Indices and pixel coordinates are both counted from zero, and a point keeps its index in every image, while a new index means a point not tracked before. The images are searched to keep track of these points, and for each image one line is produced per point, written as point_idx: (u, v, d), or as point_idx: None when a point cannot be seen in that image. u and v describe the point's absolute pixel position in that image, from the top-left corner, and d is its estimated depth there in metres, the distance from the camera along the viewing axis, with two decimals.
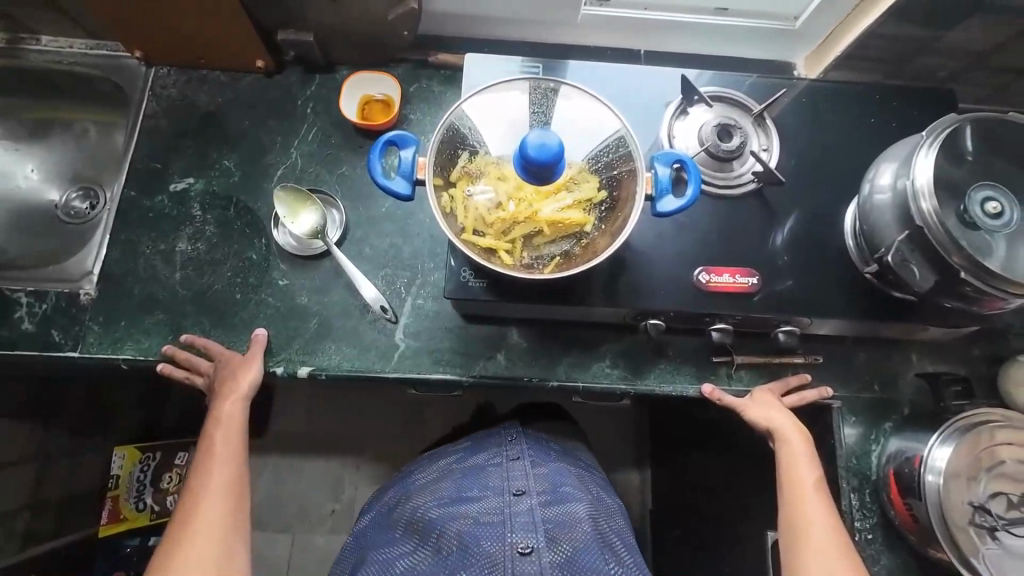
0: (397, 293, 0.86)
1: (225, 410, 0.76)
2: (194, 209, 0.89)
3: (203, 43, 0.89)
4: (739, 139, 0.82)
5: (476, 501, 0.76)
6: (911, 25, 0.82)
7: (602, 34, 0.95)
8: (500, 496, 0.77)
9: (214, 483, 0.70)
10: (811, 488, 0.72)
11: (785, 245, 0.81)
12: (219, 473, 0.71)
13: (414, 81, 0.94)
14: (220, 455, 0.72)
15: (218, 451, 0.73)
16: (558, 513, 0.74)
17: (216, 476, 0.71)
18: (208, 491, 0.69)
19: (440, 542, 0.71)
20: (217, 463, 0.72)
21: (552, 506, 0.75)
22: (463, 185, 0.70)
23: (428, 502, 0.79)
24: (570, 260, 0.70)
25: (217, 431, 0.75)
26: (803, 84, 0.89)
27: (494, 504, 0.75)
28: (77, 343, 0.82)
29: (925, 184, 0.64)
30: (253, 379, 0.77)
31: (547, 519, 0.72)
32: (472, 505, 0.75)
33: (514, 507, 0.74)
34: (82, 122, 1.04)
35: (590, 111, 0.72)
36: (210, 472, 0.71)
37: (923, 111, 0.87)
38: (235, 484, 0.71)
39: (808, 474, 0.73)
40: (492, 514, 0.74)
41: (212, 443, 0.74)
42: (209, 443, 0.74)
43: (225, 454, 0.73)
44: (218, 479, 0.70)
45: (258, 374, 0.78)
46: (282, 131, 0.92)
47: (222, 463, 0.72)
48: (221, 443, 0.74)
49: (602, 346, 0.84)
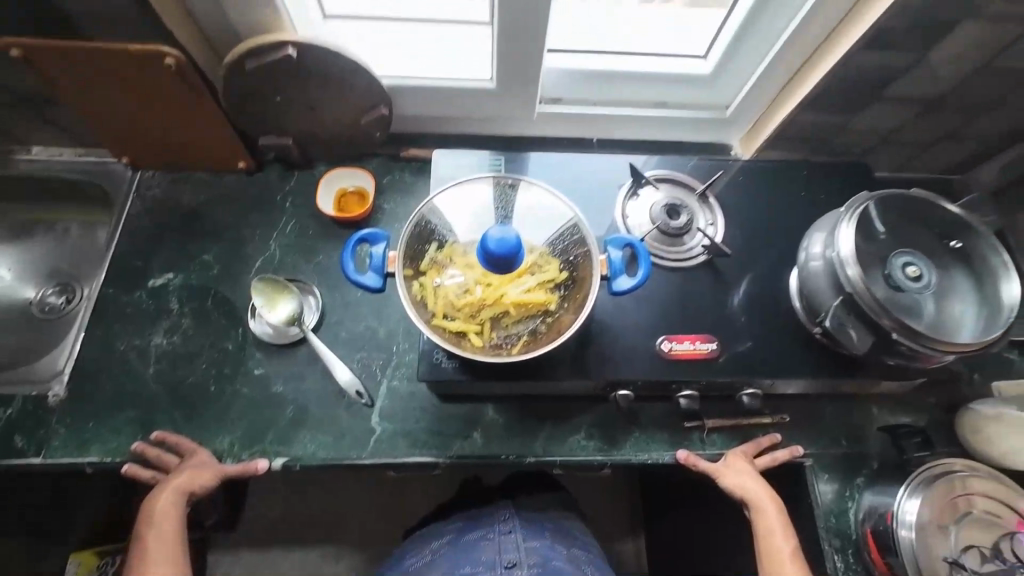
0: (373, 376, 0.87)
1: (157, 508, 0.74)
2: (171, 302, 0.91)
3: (188, 149, 0.96)
4: (687, 217, 0.90)
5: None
6: (823, 112, 0.95)
7: (556, 126, 1.06)
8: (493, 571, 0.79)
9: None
10: (789, 561, 0.73)
11: (740, 311, 0.86)
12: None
13: (387, 173, 1.02)
14: (155, 560, 0.71)
15: (151, 555, 0.72)
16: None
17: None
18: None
19: None
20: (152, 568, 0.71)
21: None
22: (433, 274, 0.74)
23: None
24: (537, 338, 0.73)
25: (148, 532, 0.73)
26: (739, 164, 0.99)
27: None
28: (41, 447, 0.80)
29: (847, 254, 0.71)
30: (213, 479, 0.77)
31: None
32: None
33: None
34: (65, 222, 1.08)
35: (547, 201, 0.79)
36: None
37: (846, 183, 0.98)
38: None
39: (784, 544, 0.74)
40: None
41: (145, 548, 0.72)
42: (140, 545, 0.73)
43: (160, 557, 0.72)
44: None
45: (219, 473, 0.77)
46: (262, 225, 0.97)
47: (161, 565, 0.71)
48: (153, 546, 0.72)
49: (576, 417, 0.86)
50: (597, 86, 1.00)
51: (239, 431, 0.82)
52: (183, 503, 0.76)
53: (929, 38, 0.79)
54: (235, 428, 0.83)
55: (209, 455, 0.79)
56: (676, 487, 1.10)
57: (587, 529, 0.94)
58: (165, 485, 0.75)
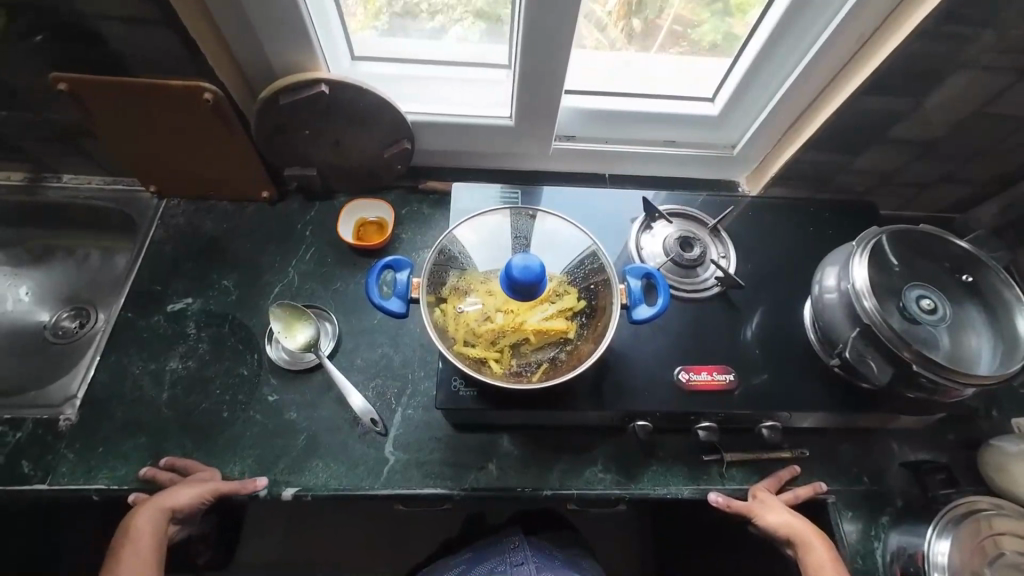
0: (387, 404, 0.87)
1: (137, 522, 0.72)
2: (189, 327, 0.92)
3: (214, 178, 0.99)
4: (700, 249, 0.93)
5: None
6: (828, 152, 0.98)
7: (569, 162, 1.10)
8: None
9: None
10: None
11: (754, 342, 0.87)
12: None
13: (405, 205, 1.05)
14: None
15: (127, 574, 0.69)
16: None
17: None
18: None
19: None
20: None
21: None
22: (454, 301, 0.75)
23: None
24: (557, 366, 0.74)
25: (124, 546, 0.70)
26: (747, 200, 1.02)
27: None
28: (47, 473, 0.78)
29: (863, 286, 0.72)
30: (192, 493, 0.74)
31: None
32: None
33: None
34: (87, 248, 1.10)
35: (565, 232, 0.81)
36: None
37: (852, 220, 1.01)
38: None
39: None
40: None
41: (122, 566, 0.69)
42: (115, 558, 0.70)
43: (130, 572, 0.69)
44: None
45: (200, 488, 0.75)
46: (282, 253, 0.99)
47: None
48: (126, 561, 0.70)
49: (593, 449, 0.84)
50: (609, 125, 1.04)
51: (250, 459, 0.81)
52: (164, 520, 0.73)
53: (929, 85, 0.83)
54: (246, 456, 0.81)
55: (211, 473, 0.78)
56: (693, 529, 1.06)
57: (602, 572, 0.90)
58: (154, 497, 0.74)
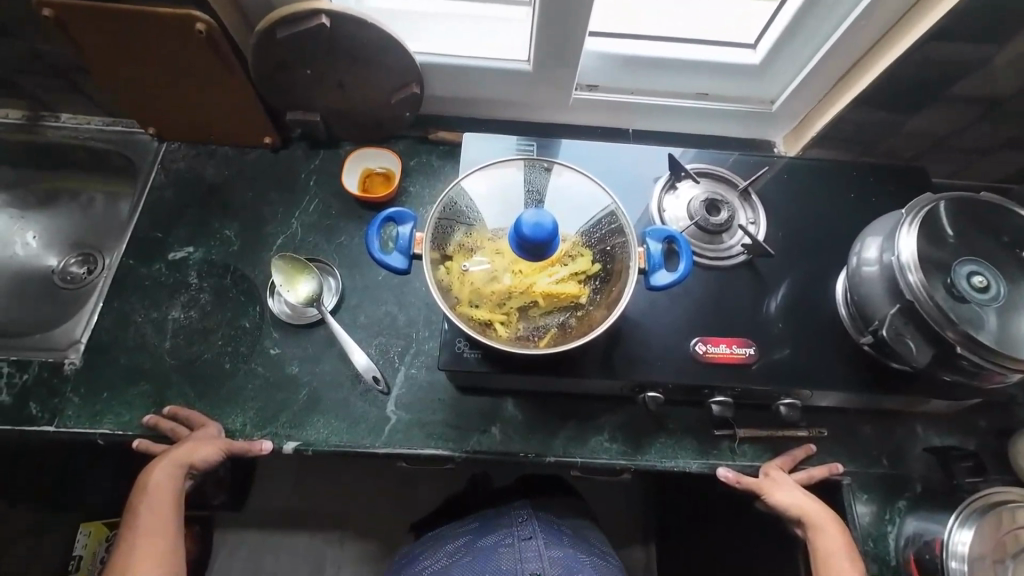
0: (391, 363, 0.84)
1: (153, 478, 0.72)
2: (191, 277, 0.89)
3: (214, 122, 0.94)
4: (727, 213, 0.86)
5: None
6: (880, 110, 0.88)
7: (591, 115, 1.02)
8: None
9: (139, 560, 0.67)
10: None
11: (779, 314, 0.81)
12: (144, 549, 0.67)
13: (413, 156, 0.99)
14: (146, 529, 0.69)
15: (144, 525, 0.69)
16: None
17: (139, 550, 0.67)
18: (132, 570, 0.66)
19: None
20: (140, 536, 0.68)
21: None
22: (460, 259, 0.71)
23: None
24: (566, 332, 0.69)
25: (140, 502, 0.71)
26: (783, 162, 0.93)
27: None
28: (54, 416, 0.79)
29: (910, 259, 0.66)
30: (208, 451, 0.73)
31: None
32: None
33: None
34: (90, 192, 1.07)
35: (583, 189, 0.75)
36: (133, 546, 0.68)
37: (900, 186, 0.91)
38: (164, 559, 0.68)
39: (848, 568, 0.68)
40: None
41: (138, 517, 0.69)
42: (132, 514, 0.70)
43: (148, 527, 0.69)
44: (141, 556, 0.67)
45: (214, 446, 0.74)
46: (285, 203, 0.95)
47: (149, 535, 0.68)
48: (143, 516, 0.70)
49: (600, 418, 0.81)
50: (636, 73, 0.95)
51: (252, 411, 0.80)
52: (179, 475, 0.73)
53: (1009, 31, 0.71)
54: (248, 408, 0.80)
55: (218, 429, 0.77)
56: (699, 500, 1.05)
57: (603, 538, 0.89)
58: (167, 454, 0.73)
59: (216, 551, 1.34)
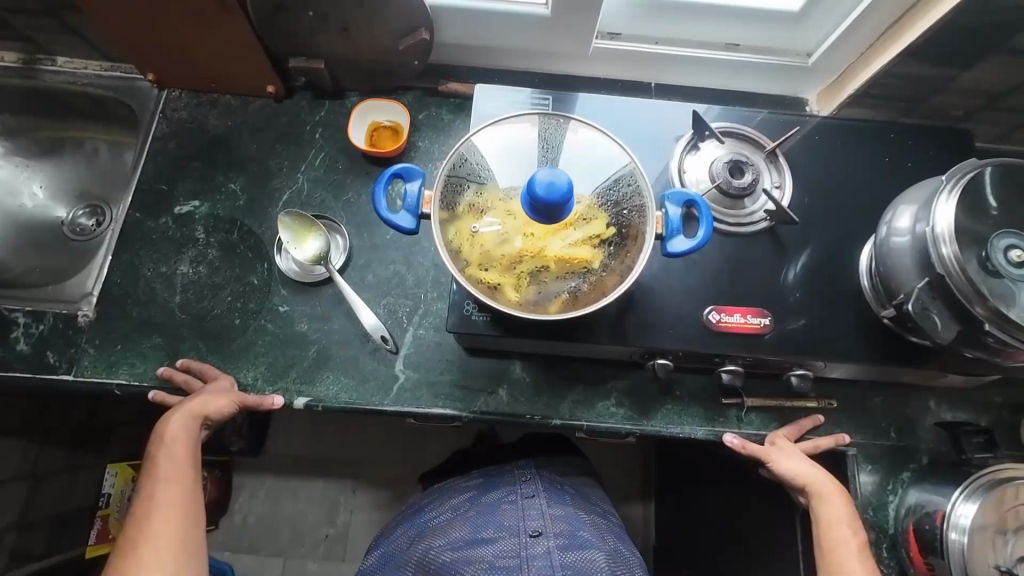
0: (399, 322, 0.84)
1: (170, 428, 0.73)
2: (198, 231, 0.88)
3: (216, 70, 0.90)
4: (751, 176, 0.81)
5: (492, 543, 0.74)
6: (929, 65, 0.80)
7: (612, 68, 0.95)
8: (517, 537, 0.74)
9: (162, 507, 0.68)
10: (855, 550, 0.68)
11: (797, 284, 0.78)
12: (167, 496, 0.68)
13: (422, 109, 0.95)
14: (164, 476, 0.70)
15: (161, 473, 0.70)
16: (577, 558, 0.71)
17: (161, 498, 0.68)
18: (156, 516, 0.67)
19: None
20: (161, 484, 0.69)
21: (571, 550, 0.72)
22: (469, 219, 0.68)
23: (441, 544, 0.76)
24: (577, 299, 0.67)
25: (159, 452, 0.71)
26: (815, 122, 0.88)
27: (507, 547, 0.73)
28: (72, 366, 0.80)
29: (946, 229, 0.62)
30: (222, 405, 0.74)
31: (565, 565, 0.70)
32: (489, 547, 0.73)
33: (531, 550, 0.72)
34: (93, 140, 1.05)
35: (600, 148, 0.71)
36: (155, 493, 0.68)
37: (939, 150, 0.85)
38: (187, 507, 0.69)
39: (850, 537, 0.69)
40: (508, 558, 0.72)
41: (156, 464, 0.70)
42: (151, 464, 0.71)
43: (169, 474, 0.70)
44: (164, 503, 0.68)
45: (227, 400, 0.75)
46: (290, 156, 0.92)
47: (165, 483, 0.69)
48: (164, 463, 0.70)
49: (608, 383, 0.82)
50: (662, 21, 0.88)
51: (263, 366, 0.81)
52: (195, 426, 0.74)
53: None
54: (259, 363, 0.81)
55: (231, 382, 0.78)
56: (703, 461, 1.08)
57: (604, 497, 0.92)
58: (180, 405, 0.74)
59: (236, 493, 1.41)
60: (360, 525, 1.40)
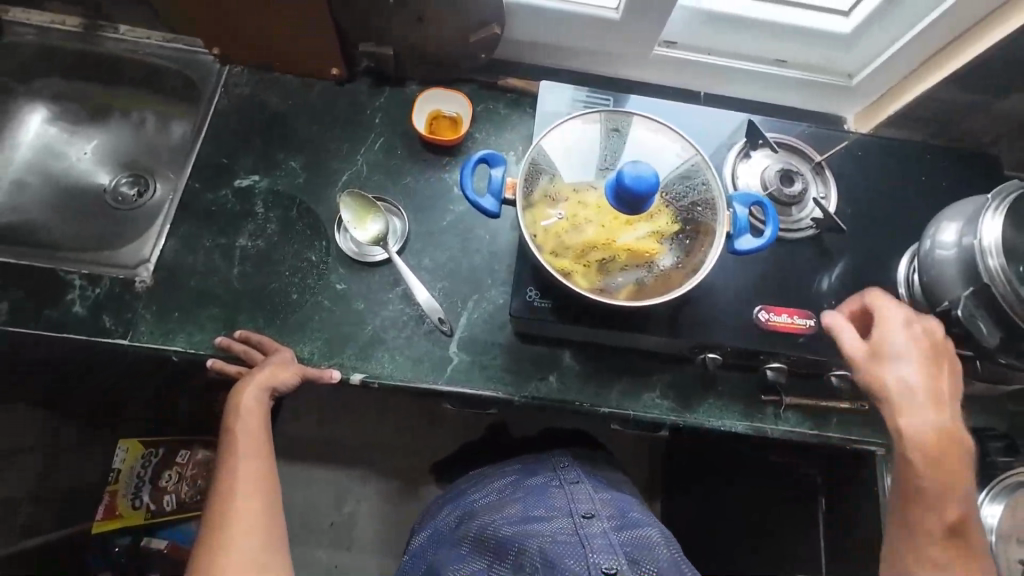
0: (454, 306, 0.86)
1: (243, 402, 0.74)
2: (257, 206, 0.89)
3: (283, 48, 0.91)
4: (801, 185, 0.85)
5: (548, 521, 0.75)
6: (967, 92, 0.85)
7: (666, 74, 0.99)
8: (570, 516, 0.76)
9: (244, 479, 0.69)
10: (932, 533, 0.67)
11: (838, 290, 0.83)
12: (247, 469, 0.70)
13: (480, 101, 0.97)
14: (242, 449, 0.71)
15: (239, 446, 0.72)
16: (632, 536, 0.73)
17: (241, 471, 0.70)
18: (238, 488, 0.69)
19: (520, 559, 0.71)
20: (241, 458, 0.71)
21: (625, 529, 0.74)
22: (544, 207, 0.71)
23: (496, 521, 0.78)
24: (644, 289, 0.70)
25: (235, 425, 0.73)
26: (856, 138, 0.92)
27: (564, 525, 0.75)
28: (128, 330, 0.81)
29: (992, 243, 0.66)
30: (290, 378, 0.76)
31: (624, 542, 0.72)
32: (545, 524, 0.75)
33: (587, 528, 0.73)
34: (144, 110, 1.06)
35: (668, 148, 0.75)
36: (235, 466, 0.70)
37: (970, 173, 0.91)
38: (266, 479, 0.71)
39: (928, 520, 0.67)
40: (567, 534, 0.73)
41: (233, 437, 0.72)
42: (229, 438, 0.73)
43: (247, 447, 0.72)
44: (244, 476, 0.69)
45: (295, 373, 0.77)
46: (351, 139, 0.94)
47: (244, 456, 0.71)
48: (241, 437, 0.72)
49: (654, 375, 0.85)
50: (719, 34, 0.93)
51: (320, 341, 0.83)
52: (266, 399, 0.75)
53: None
54: (316, 338, 0.83)
55: (293, 355, 0.79)
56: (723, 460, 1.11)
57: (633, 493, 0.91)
58: (249, 376, 0.75)
59: None
60: (374, 512, 1.41)
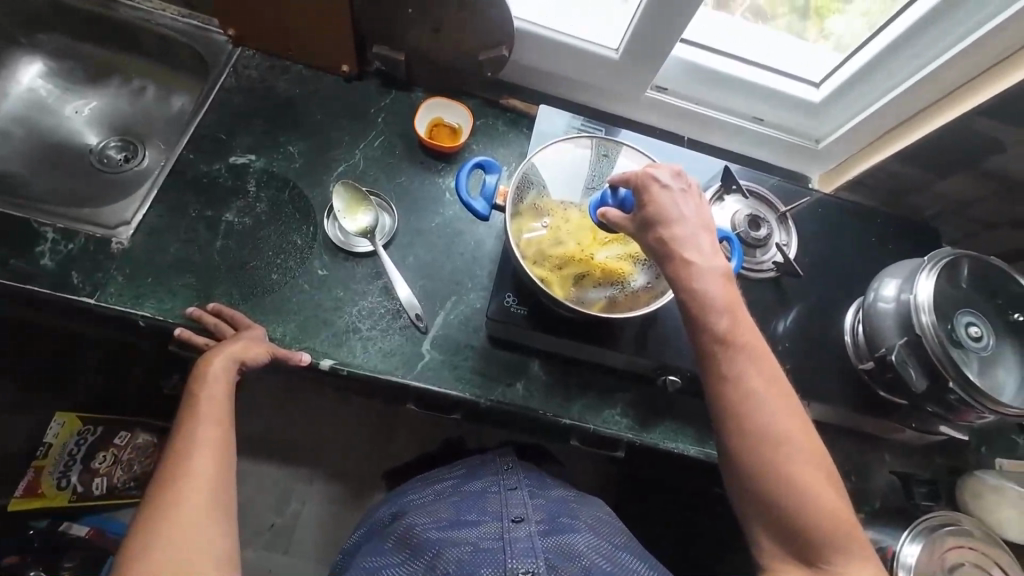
0: (432, 304, 0.88)
1: (210, 369, 0.73)
2: (249, 184, 0.90)
3: (299, 39, 0.95)
4: (766, 231, 0.93)
5: (475, 525, 0.76)
6: (914, 167, 0.96)
7: (655, 116, 1.07)
8: (499, 522, 0.76)
9: (202, 442, 0.66)
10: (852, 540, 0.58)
11: (791, 330, 0.89)
12: (206, 434, 0.67)
13: (481, 116, 1.02)
14: (204, 415, 0.69)
15: (202, 411, 0.69)
16: (557, 543, 0.73)
17: (200, 435, 0.67)
18: (195, 451, 0.65)
19: (435, 561, 0.70)
20: (201, 423, 0.68)
21: (551, 536, 0.74)
22: (530, 218, 0.75)
23: (425, 522, 0.78)
24: (614, 304, 0.74)
25: (200, 391, 0.71)
26: (817, 197, 1.02)
27: (491, 530, 0.75)
28: (96, 290, 0.79)
29: (925, 300, 0.75)
30: (259, 354, 0.76)
31: (547, 549, 0.71)
32: (471, 529, 0.75)
33: (513, 533, 0.74)
34: (148, 79, 1.06)
35: None
36: (194, 430, 0.67)
37: (913, 240, 1.00)
38: (225, 447, 0.67)
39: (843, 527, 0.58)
40: (490, 539, 0.73)
41: (196, 403, 0.70)
42: (190, 406, 0.70)
43: (210, 413, 0.69)
44: (203, 439, 0.66)
45: (264, 349, 0.77)
46: (352, 133, 0.97)
47: (205, 421, 0.68)
48: (204, 403, 0.70)
49: (616, 393, 0.88)
50: (706, 86, 1.02)
51: (293, 324, 0.83)
52: (233, 372, 0.74)
53: None
54: (290, 320, 0.83)
55: (264, 333, 0.79)
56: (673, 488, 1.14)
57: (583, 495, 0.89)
58: (220, 347, 0.75)
59: None
60: (317, 514, 1.37)
